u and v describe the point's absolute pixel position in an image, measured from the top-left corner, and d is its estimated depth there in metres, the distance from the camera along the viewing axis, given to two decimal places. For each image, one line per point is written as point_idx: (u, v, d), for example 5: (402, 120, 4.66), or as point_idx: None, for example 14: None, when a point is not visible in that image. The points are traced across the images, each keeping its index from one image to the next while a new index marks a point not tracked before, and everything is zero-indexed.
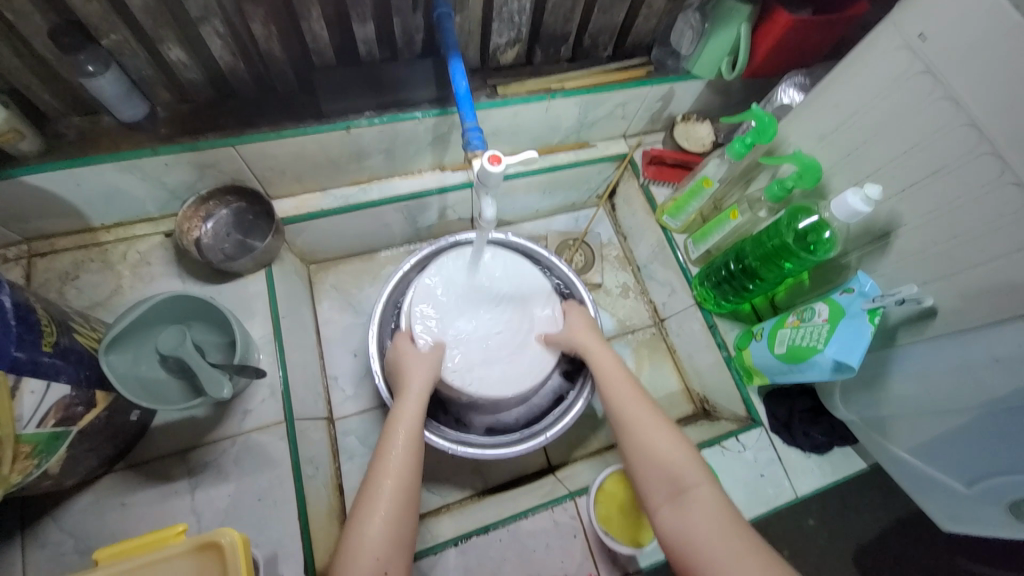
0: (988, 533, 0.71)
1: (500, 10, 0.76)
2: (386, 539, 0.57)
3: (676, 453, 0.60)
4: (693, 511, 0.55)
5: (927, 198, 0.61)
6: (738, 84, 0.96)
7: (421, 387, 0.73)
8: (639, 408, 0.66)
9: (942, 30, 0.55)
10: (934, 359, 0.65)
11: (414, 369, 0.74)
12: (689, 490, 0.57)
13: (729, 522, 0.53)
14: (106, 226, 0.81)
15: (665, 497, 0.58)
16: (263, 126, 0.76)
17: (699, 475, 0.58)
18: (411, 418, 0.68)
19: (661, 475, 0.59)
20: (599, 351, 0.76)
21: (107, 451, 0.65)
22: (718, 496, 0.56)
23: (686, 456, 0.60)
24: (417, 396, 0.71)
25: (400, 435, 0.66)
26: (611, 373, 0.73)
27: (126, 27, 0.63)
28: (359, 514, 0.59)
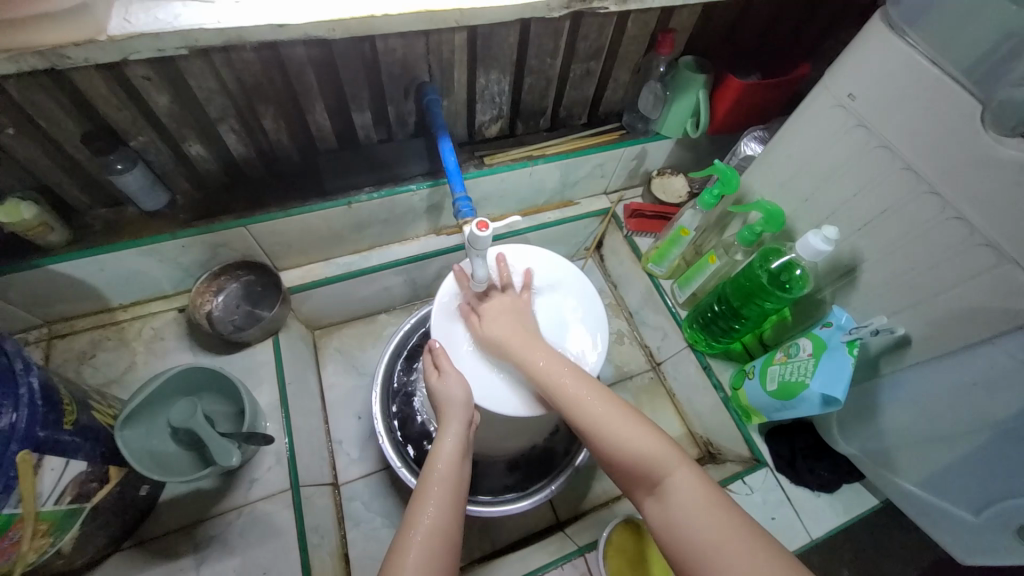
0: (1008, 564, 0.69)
1: (482, 93, 0.86)
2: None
3: (649, 438, 0.56)
4: (676, 501, 0.51)
5: (882, 235, 0.66)
6: (704, 140, 1.05)
7: (460, 408, 0.65)
8: (597, 394, 0.60)
9: (868, 90, 0.62)
10: (919, 386, 0.67)
11: (450, 389, 0.66)
12: (668, 477, 0.53)
13: (716, 504, 0.50)
14: (123, 306, 0.86)
15: (646, 488, 0.54)
16: (272, 206, 0.83)
17: (676, 457, 0.54)
18: (454, 444, 0.62)
19: (636, 463, 0.55)
20: (523, 347, 0.65)
21: (115, 529, 0.66)
22: (700, 478, 0.52)
23: (659, 438, 0.56)
24: (459, 423, 0.64)
25: (439, 472, 0.59)
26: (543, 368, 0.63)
27: (152, 129, 0.71)
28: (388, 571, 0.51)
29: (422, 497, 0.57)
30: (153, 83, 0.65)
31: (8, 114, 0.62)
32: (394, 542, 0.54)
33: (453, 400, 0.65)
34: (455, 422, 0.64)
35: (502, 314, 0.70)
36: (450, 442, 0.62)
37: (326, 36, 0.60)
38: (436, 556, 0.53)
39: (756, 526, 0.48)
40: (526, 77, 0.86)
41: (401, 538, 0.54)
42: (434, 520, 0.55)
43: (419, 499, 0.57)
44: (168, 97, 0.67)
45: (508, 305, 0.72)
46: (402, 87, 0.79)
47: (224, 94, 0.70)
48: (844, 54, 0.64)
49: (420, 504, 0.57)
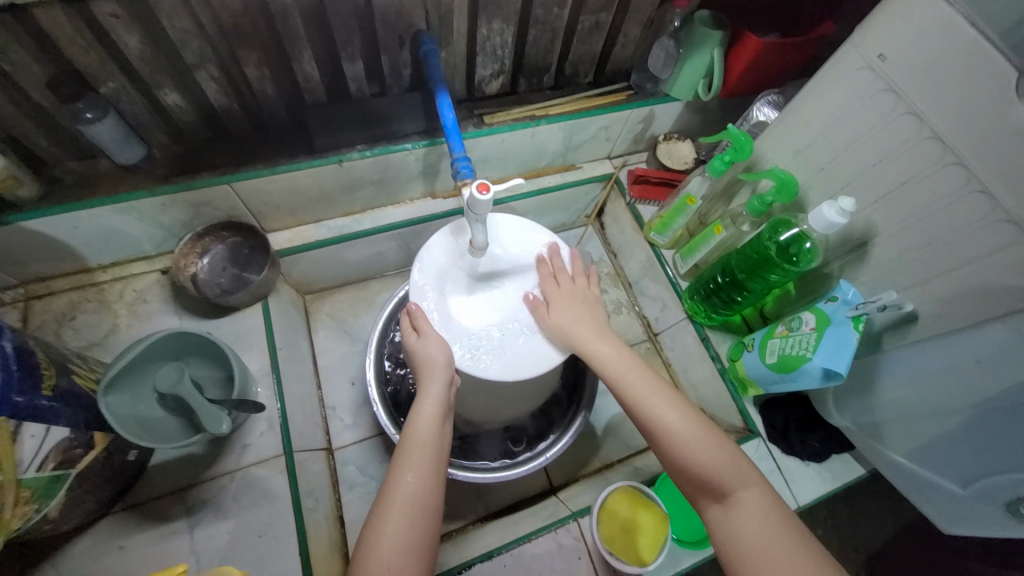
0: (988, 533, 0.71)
1: (484, 45, 0.80)
2: (407, 555, 0.52)
3: (721, 453, 0.55)
4: (744, 516, 0.51)
5: (899, 207, 0.64)
6: (715, 104, 1.00)
7: (440, 367, 0.63)
8: (673, 401, 0.59)
9: (900, 51, 0.58)
10: (921, 362, 0.67)
11: (429, 348, 0.64)
12: (737, 491, 0.52)
13: (784, 527, 0.50)
14: (102, 266, 0.82)
15: (712, 498, 0.54)
16: (258, 163, 0.78)
17: (748, 475, 0.54)
18: (433, 408, 0.62)
19: (708, 472, 0.54)
20: (596, 344, 0.65)
21: (104, 493, 0.65)
22: (769, 498, 0.52)
23: (733, 453, 0.55)
24: (438, 385, 0.63)
25: (420, 434, 0.61)
26: (618, 368, 0.63)
27: (124, 75, 0.65)
28: (369, 528, 0.54)
29: (403, 462, 0.58)
30: (122, 22, 0.58)
31: None
32: (375, 506, 0.56)
33: (431, 360, 0.63)
34: (435, 382, 0.63)
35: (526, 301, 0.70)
36: (429, 407, 0.62)
37: None
38: (412, 520, 0.54)
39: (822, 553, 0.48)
40: (531, 28, 0.80)
41: (383, 503, 0.56)
42: (415, 485, 0.57)
43: (401, 464, 0.58)
44: (139, 38, 0.61)
45: (576, 294, 0.70)
46: (397, 36, 0.73)
47: (201, 37, 0.63)
48: (878, 10, 0.59)
49: (400, 470, 0.58)
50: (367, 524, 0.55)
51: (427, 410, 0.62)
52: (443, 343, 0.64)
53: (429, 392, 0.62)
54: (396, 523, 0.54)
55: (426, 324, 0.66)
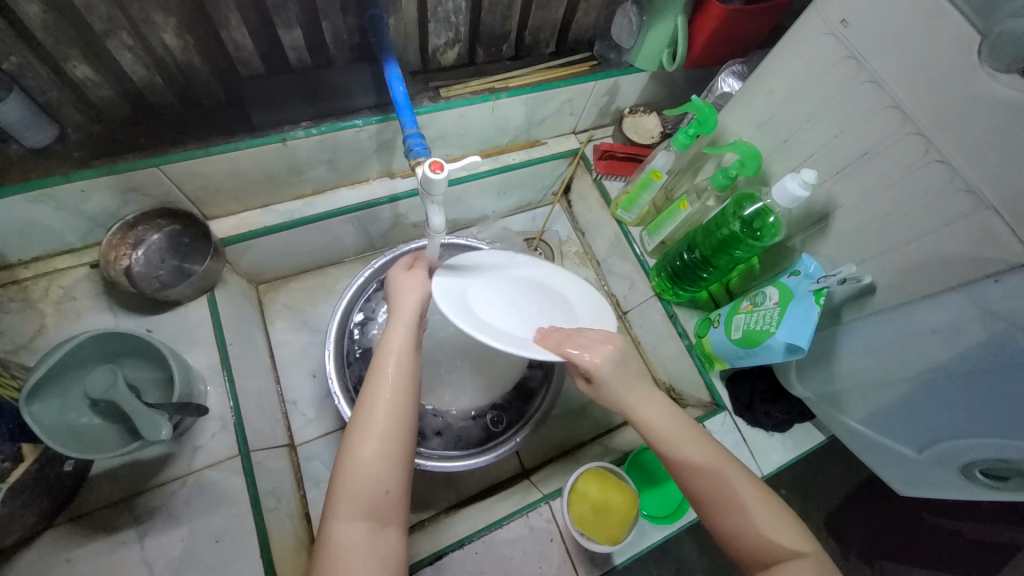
0: (940, 492, 0.74)
1: (436, 11, 0.74)
2: (390, 464, 0.53)
3: (780, 525, 0.53)
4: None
5: (860, 179, 0.64)
6: (680, 75, 0.97)
7: (417, 301, 0.61)
8: (738, 474, 0.55)
9: (863, 16, 0.57)
10: (878, 333, 0.68)
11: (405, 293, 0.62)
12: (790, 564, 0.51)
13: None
14: (23, 262, 0.75)
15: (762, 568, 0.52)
16: (191, 143, 0.71)
17: (802, 545, 0.52)
18: (404, 331, 0.59)
19: (760, 543, 0.52)
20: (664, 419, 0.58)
21: (39, 508, 0.60)
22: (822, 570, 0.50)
23: (790, 523, 0.53)
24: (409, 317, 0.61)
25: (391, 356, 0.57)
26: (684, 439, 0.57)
27: (21, 44, 0.57)
28: (345, 453, 0.53)
29: (376, 384, 0.55)
30: None
31: None
32: (351, 424, 0.54)
33: (404, 292, 0.62)
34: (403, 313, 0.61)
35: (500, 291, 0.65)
36: (400, 334, 0.59)
37: None
38: (392, 440, 0.53)
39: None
40: None
41: (359, 427, 0.54)
42: (391, 401, 0.55)
43: (372, 392, 0.55)
44: (37, 3, 0.54)
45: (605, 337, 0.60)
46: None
47: (107, 0, 0.56)
48: None
49: (372, 397, 0.55)
50: (343, 446, 0.54)
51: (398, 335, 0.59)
52: (423, 286, 0.63)
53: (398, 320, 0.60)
54: (375, 439, 0.53)
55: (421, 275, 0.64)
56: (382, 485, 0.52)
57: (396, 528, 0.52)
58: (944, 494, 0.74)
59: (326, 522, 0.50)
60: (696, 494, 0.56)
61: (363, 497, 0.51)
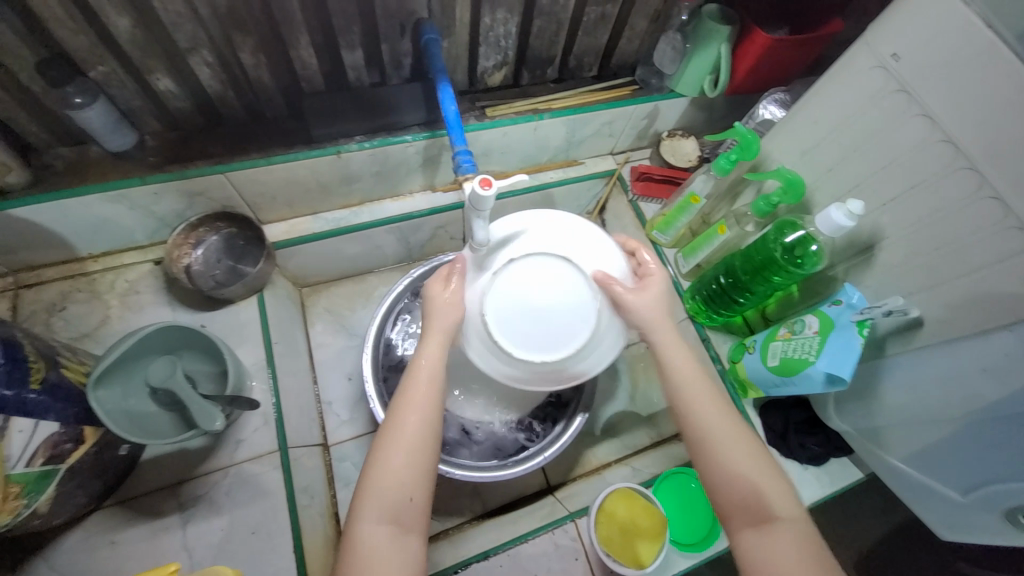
0: (977, 538, 0.72)
1: (487, 35, 0.78)
2: (412, 478, 0.54)
3: (772, 481, 0.54)
4: (779, 544, 0.50)
5: (907, 212, 0.63)
6: (721, 101, 0.98)
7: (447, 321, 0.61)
8: (735, 423, 0.57)
9: (914, 50, 0.57)
10: (923, 369, 0.66)
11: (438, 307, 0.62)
12: (778, 525, 0.51)
13: (820, 565, 0.49)
14: (94, 256, 0.80)
15: (747, 520, 0.52)
16: (253, 153, 0.76)
17: (792, 510, 0.53)
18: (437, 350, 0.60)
19: (752, 498, 0.53)
20: (671, 354, 0.60)
21: (96, 487, 0.64)
22: (808, 537, 0.51)
23: (781, 484, 0.54)
24: (443, 335, 0.61)
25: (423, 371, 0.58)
26: (689, 379, 0.59)
27: (114, 58, 0.63)
28: (374, 458, 0.54)
29: (408, 395, 0.56)
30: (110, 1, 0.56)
31: None
32: (381, 430, 0.56)
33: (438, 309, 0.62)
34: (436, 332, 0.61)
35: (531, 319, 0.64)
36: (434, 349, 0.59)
37: None
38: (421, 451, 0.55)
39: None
40: (536, 18, 0.78)
41: (384, 441, 0.55)
42: (420, 413, 0.56)
43: (402, 404, 0.56)
44: (130, 21, 0.59)
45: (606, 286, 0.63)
46: (398, 23, 0.71)
47: (194, 21, 0.61)
48: (893, 8, 0.58)
49: (402, 412, 0.56)
50: (373, 452, 0.55)
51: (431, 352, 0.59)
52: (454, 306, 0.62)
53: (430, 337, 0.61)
54: (401, 449, 0.54)
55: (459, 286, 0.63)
56: (408, 492, 0.53)
57: (418, 538, 0.53)
58: (981, 540, 0.71)
59: (351, 527, 0.52)
60: (693, 439, 0.57)
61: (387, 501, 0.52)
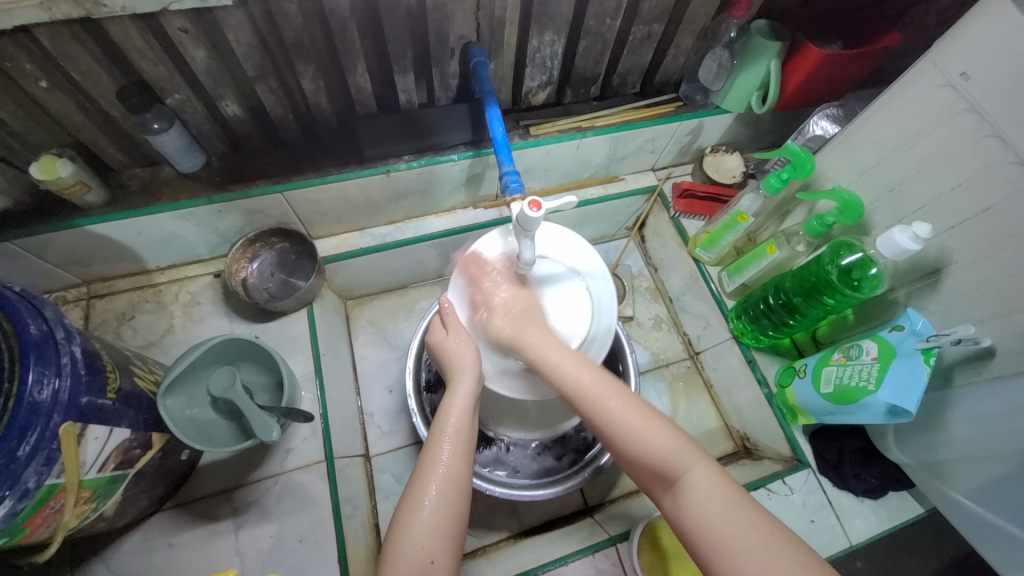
0: None
1: (533, 57, 0.79)
2: (443, 538, 0.53)
3: (665, 435, 0.53)
4: (691, 498, 0.49)
5: (978, 236, 0.60)
6: (768, 117, 0.96)
7: (469, 362, 0.65)
8: (612, 387, 0.58)
9: (985, 69, 0.54)
10: (996, 402, 0.62)
11: (457, 351, 0.66)
12: (684, 476, 0.51)
13: (737, 503, 0.48)
14: (160, 268, 0.85)
15: (660, 484, 0.52)
16: (308, 172, 0.79)
17: (690, 454, 0.52)
18: (462, 403, 0.62)
19: (655, 455, 0.53)
20: (541, 341, 0.63)
21: (158, 490, 0.67)
22: (718, 477, 0.50)
23: (671, 431, 0.54)
24: (468, 376, 0.64)
25: (451, 425, 0.60)
26: (560, 364, 0.61)
27: (187, 87, 0.67)
28: (399, 518, 0.55)
29: (434, 448, 0.58)
30: (188, 35, 0.60)
31: (41, 65, 0.59)
32: (407, 490, 0.57)
33: (458, 358, 0.65)
34: (462, 384, 0.64)
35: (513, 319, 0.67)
36: (460, 401, 0.62)
37: None
38: (448, 506, 0.55)
39: (785, 534, 0.45)
40: (582, 39, 0.79)
41: (410, 502, 0.55)
42: (444, 476, 0.56)
43: (428, 455, 0.59)
44: (204, 52, 0.62)
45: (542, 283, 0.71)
46: (448, 47, 0.73)
47: (261, 51, 0.65)
48: (961, 24, 0.55)
49: (426, 474, 0.57)
50: (400, 513, 0.55)
51: (456, 404, 0.62)
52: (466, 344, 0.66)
53: (459, 388, 0.63)
54: (426, 509, 0.54)
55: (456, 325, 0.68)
56: (428, 554, 0.52)
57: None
58: None
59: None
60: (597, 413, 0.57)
61: (410, 563, 0.51)
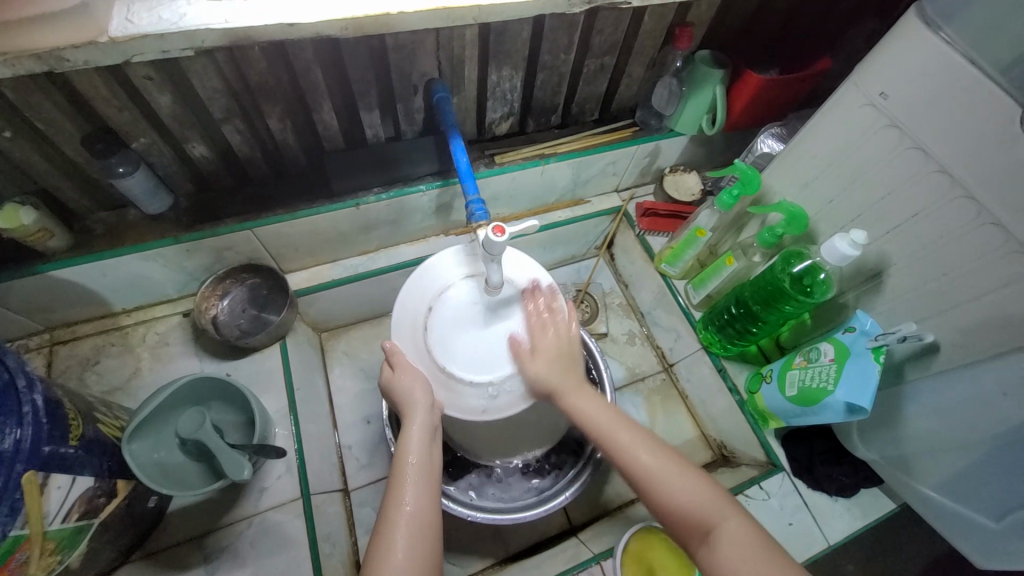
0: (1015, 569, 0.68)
1: (494, 90, 0.83)
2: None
3: (699, 488, 0.54)
4: (728, 552, 0.49)
5: (911, 239, 0.65)
6: (719, 137, 1.02)
7: (423, 395, 0.63)
8: (652, 445, 0.59)
9: (901, 89, 0.60)
10: (945, 394, 0.66)
11: (410, 386, 0.64)
12: (718, 528, 0.51)
13: (774, 557, 0.48)
14: (126, 311, 0.84)
15: (697, 540, 0.52)
16: (278, 208, 0.81)
17: (725, 508, 0.53)
18: (420, 434, 0.62)
19: (690, 512, 0.53)
20: (576, 395, 0.64)
21: (124, 542, 0.64)
22: (753, 529, 0.51)
23: (707, 485, 0.55)
24: (421, 409, 0.63)
25: (414, 461, 0.61)
26: (596, 416, 0.62)
27: (153, 130, 0.68)
28: (372, 563, 0.54)
29: (399, 491, 0.58)
30: (154, 82, 0.61)
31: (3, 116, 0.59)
32: (377, 530, 0.56)
33: (405, 395, 0.64)
34: (418, 415, 0.63)
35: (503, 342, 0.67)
36: (417, 432, 0.61)
37: (338, 35, 0.54)
38: (418, 544, 0.55)
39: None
40: (539, 73, 0.83)
41: (377, 553, 0.54)
42: (412, 514, 0.57)
43: (396, 490, 0.59)
44: (170, 97, 0.64)
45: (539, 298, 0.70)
46: (411, 84, 0.76)
47: (227, 94, 0.66)
48: (876, 50, 0.61)
49: (394, 517, 0.56)
50: (372, 555, 0.54)
51: (415, 437, 0.61)
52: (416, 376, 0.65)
53: (415, 421, 0.62)
54: (399, 549, 0.54)
55: (403, 362, 0.66)
56: None
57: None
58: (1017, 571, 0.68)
59: None
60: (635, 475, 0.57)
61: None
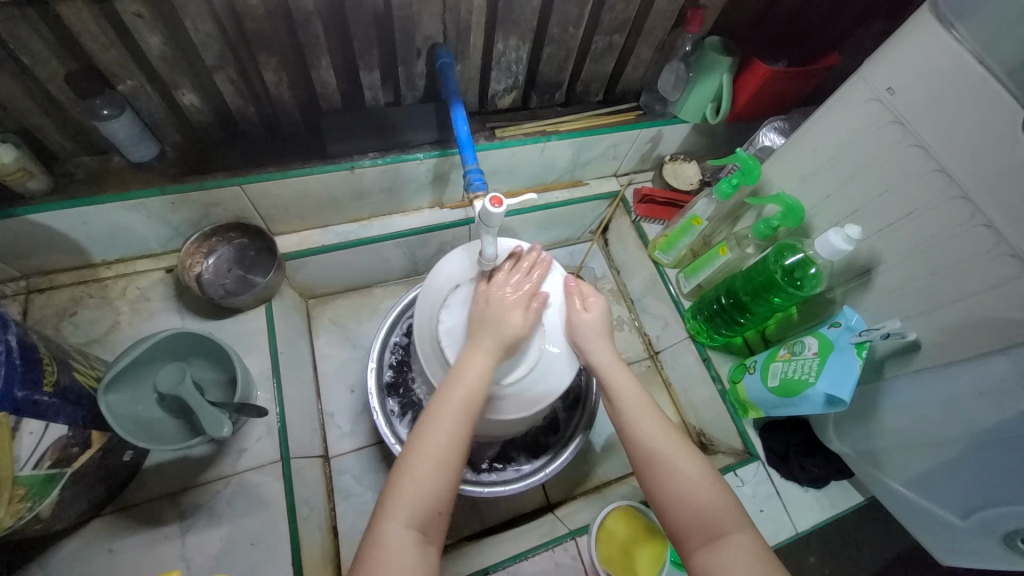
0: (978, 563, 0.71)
1: (499, 61, 0.81)
2: (449, 490, 0.53)
3: (720, 493, 0.55)
4: (733, 559, 0.51)
5: (903, 237, 0.66)
6: (721, 128, 1.01)
7: (499, 331, 0.63)
8: (680, 441, 0.58)
9: (907, 86, 0.60)
10: (923, 392, 0.67)
11: (496, 316, 0.63)
12: (727, 537, 0.52)
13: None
14: (107, 263, 0.82)
15: (697, 541, 0.53)
16: (271, 166, 0.78)
17: (739, 520, 0.54)
18: (484, 359, 0.60)
19: (704, 513, 0.54)
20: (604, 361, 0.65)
21: (97, 494, 0.63)
22: (759, 547, 0.52)
23: (720, 489, 0.55)
24: (494, 341, 0.62)
25: (470, 374, 0.59)
26: (626, 395, 0.62)
27: (142, 73, 0.65)
28: (400, 469, 0.53)
29: (445, 400, 0.57)
30: (143, 20, 0.58)
31: None
32: (412, 438, 0.55)
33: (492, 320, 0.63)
34: (487, 339, 0.62)
35: (595, 335, 0.68)
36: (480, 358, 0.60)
37: None
38: (455, 459, 0.54)
39: None
40: (546, 46, 0.81)
41: (413, 456, 0.53)
42: (458, 420, 0.56)
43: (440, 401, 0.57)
44: (160, 38, 0.61)
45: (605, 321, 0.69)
46: (414, 47, 0.74)
47: (221, 40, 0.64)
48: (888, 43, 0.61)
49: (436, 424, 0.55)
50: (402, 459, 0.54)
51: (478, 361, 0.60)
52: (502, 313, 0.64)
53: (481, 348, 0.61)
54: (438, 454, 0.53)
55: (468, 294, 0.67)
56: (437, 501, 0.52)
57: (436, 551, 0.52)
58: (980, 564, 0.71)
59: (375, 527, 0.50)
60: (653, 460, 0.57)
61: (416, 507, 0.51)
